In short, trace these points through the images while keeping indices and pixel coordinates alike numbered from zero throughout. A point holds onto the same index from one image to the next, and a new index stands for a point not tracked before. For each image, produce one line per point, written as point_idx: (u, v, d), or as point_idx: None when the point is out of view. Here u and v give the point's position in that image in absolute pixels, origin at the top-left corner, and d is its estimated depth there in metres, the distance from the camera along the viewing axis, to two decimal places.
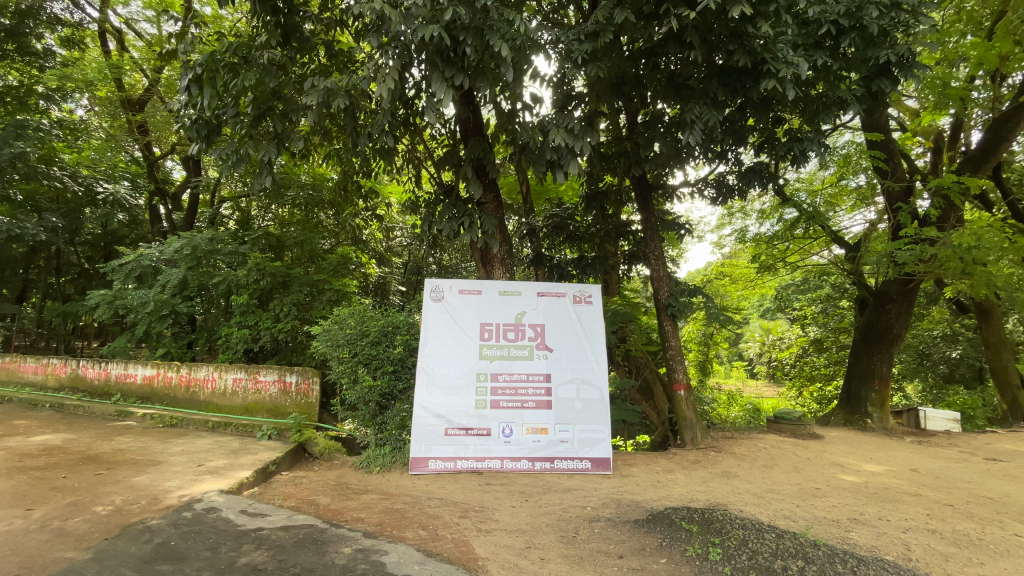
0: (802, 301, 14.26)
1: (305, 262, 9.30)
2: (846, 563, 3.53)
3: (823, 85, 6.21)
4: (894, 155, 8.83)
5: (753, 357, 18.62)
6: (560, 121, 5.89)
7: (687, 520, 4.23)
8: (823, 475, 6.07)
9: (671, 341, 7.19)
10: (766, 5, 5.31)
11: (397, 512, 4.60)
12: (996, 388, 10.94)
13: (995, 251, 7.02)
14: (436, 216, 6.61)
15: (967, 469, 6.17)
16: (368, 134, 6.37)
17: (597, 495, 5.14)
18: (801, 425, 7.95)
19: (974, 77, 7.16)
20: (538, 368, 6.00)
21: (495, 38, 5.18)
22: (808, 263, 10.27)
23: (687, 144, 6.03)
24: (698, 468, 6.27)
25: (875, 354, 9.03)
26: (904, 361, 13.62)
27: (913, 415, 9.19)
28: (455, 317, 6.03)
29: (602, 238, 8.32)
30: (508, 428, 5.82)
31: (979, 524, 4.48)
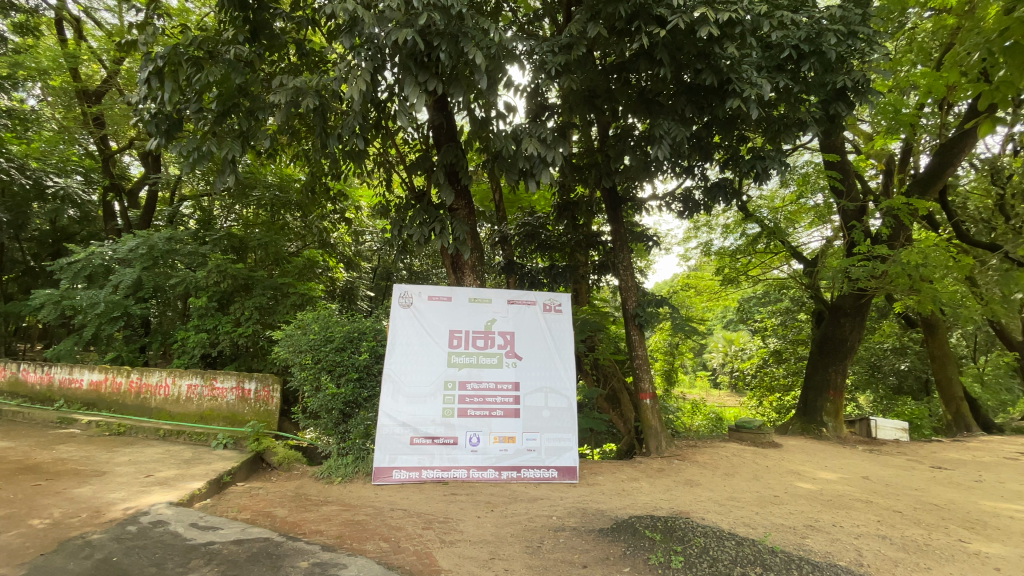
0: (763, 313, 14.75)
1: (269, 265, 9.03)
2: (801, 569, 3.63)
3: (784, 106, 6.48)
4: (850, 175, 9.23)
5: (716, 368, 19.12)
6: (532, 130, 5.92)
7: (650, 528, 4.26)
8: (781, 483, 6.24)
9: (638, 351, 7.28)
10: (732, 28, 5.49)
11: (358, 524, 4.47)
12: (941, 399, 11.52)
13: (941, 268, 7.41)
14: (407, 220, 6.56)
15: (914, 477, 6.46)
16: (338, 135, 6.24)
17: (562, 504, 5.13)
18: (761, 433, 8.19)
19: (923, 105, 7.61)
20: (506, 376, 5.97)
21: (470, 46, 5.22)
22: (769, 277, 10.65)
23: (656, 158, 6.15)
24: (662, 476, 6.36)
25: (829, 365, 9.39)
26: (856, 373, 14.46)
27: (865, 424, 9.59)
28: (424, 324, 5.94)
29: (573, 248, 8.42)
30: (475, 437, 5.77)
31: (926, 530, 4.69)
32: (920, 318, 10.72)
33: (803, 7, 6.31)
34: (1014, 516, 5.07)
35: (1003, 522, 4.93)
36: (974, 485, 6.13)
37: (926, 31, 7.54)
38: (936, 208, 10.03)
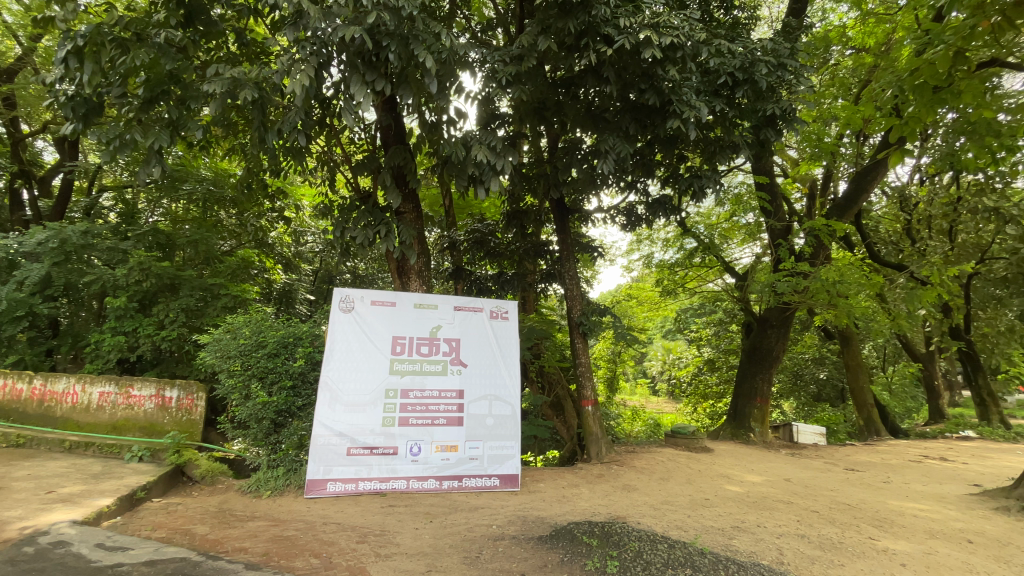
0: (698, 324, 15.53)
1: (199, 264, 8.46)
2: (727, 568, 3.80)
3: (720, 129, 6.84)
4: (778, 198, 9.85)
5: (655, 375, 19.83)
6: (482, 138, 5.91)
7: (588, 534, 4.30)
8: (711, 486, 6.54)
9: (581, 359, 7.42)
10: (674, 52, 5.72)
11: (287, 540, 4.23)
12: (854, 406, 12.55)
13: (856, 286, 8.10)
14: (351, 222, 6.34)
15: (829, 479, 6.97)
16: (278, 130, 5.94)
17: (503, 513, 5.11)
18: (695, 438, 8.54)
19: (842, 136, 8.30)
20: (450, 384, 5.89)
21: (420, 48, 5.14)
22: (705, 290, 11.24)
23: (602, 172, 6.32)
24: (601, 482, 6.48)
25: (757, 374, 9.95)
26: (781, 381, 15.60)
27: (788, 429, 10.25)
28: (366, 329, 5.74)
29: (521, 256, 8.46)
30: (416, 447, 5.64)
31: (839, 529, 5.07)
32: (837, 330, 11.63)
33: (738, 38, 6.76)
34: (914, 514, 5.57)
35: (905, 520, 5.39)
36: (881, 485, 6.68)
37: (847, 67, 8.25)
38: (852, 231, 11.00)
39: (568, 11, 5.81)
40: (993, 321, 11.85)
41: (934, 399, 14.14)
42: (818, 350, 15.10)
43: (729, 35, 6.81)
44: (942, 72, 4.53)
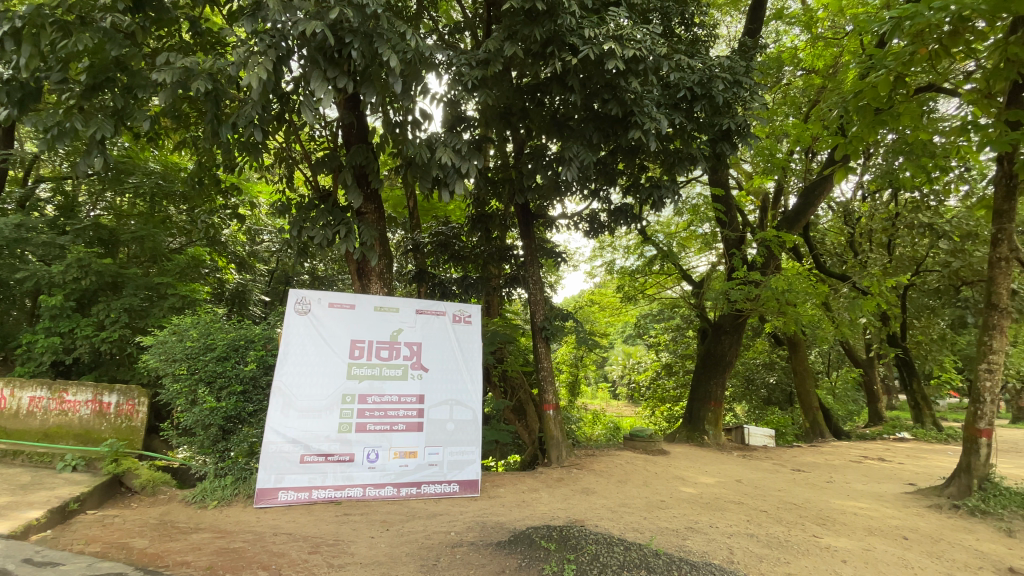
0: (657, 329, 16.02)
1: (145, 262, 8.03)
2: (680, 569, 3.88)
3: (679, 141, 7.03)
4: (734, 209, 10.13)
5: (615, 379, 20.19)
6: (447, 139, 5.87)
7: (546, 539, 4.29)
8: (667, 488, 6.69)
9: (543, 363, 7.46)
10: (636, 64, 5.85)
11: (233, 553, 4.04)
12: (801, 410, 13.12)
13: (803, 295, 8.53)
14: (309, 221, 6.14)
15: (777, 479, 7.26)
16: (232, 124, 5.69)
17: (461, 519, 5.05)
18: (652, 441, 8.75)
19: (792, 153, 8.72)
20: (411, 389, 5.79)
21: (383, 47, 5.05)
22: (663, 297, 11.57)
23: (566, 179, 6.40)
24: (560, 486, 6.52)
25: (711, 379, 10.26)
26: (734, 385, 16.19)
27: (740, 432, 10.64)
28: (323, 332, 5.56)
29: (485, 261, 8.45)
30: (373, 453, 5.50)
31: (786, 527, 5.29)
32: (786, 336, 12.19)
33: (697, 54, 7.01)
34: (854, 512, 5.87)
35: (847, 518, 5.67)
36: (825, 485, 7.02)
37: (798, 87, 8.71)
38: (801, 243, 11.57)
39: (535, 19, 5.86)
40: (927, 330, 12.71)
41: (874, 403, 14.95)
42: (768, 355, 15.84)
43: (688, 51, 7.05)
44: (882, 94, 4.90)
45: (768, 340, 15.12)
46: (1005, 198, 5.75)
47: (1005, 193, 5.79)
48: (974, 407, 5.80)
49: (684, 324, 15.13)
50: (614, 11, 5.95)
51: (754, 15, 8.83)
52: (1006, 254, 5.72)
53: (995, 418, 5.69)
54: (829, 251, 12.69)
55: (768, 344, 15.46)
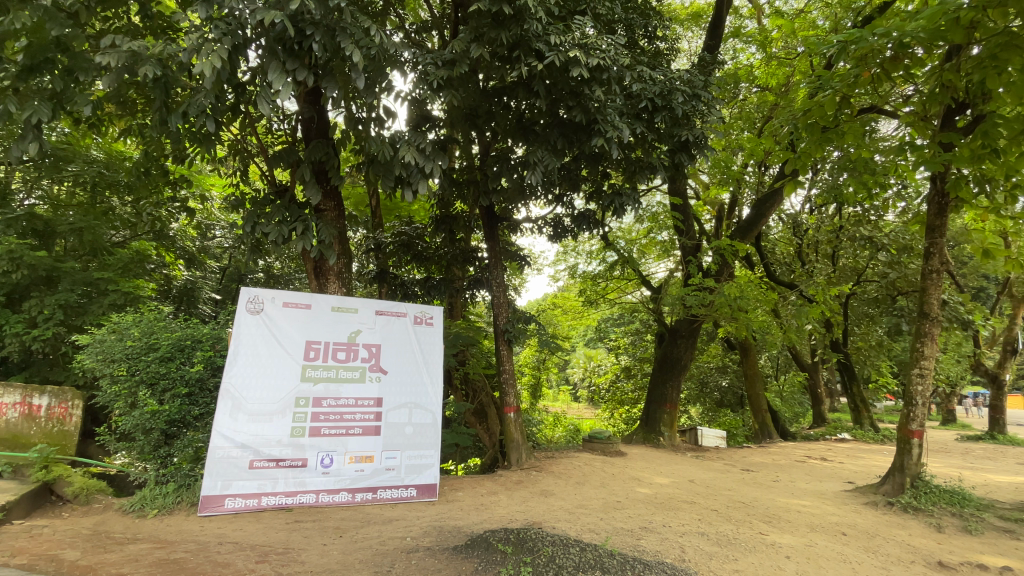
0: (616, 333, 16.40)
1: (84, 255, 7.58)
2: (634, 568, 3.93)
3: (641, 150, 7.22)
4: (691, 218, 10.41)
5: (575, 382, 20.47)
6: (411, 138, 5.77)
7: (502, 541, 4.24)
8: (624, 489, 6.82)
9: (505, 365, 7.46)
10: (601, 74, 5.95)
11: (174, 564, 3.82)
12: (751, 412, 13.65)
13: (754, 302, 8.93)
14: (263, 217, 5.88)
15: (728, 479, 7.53)
16: (182, 114, 5.39)
17: (418, 524, 4.97)
18: (610, 443, 8.92)
19: (747, 166, 9.12)
20: (368, 392, 5.64)
21: (347, 42, 4.90)
22: (624, 301, 11.89)
23: (530, 183, 6.44)
24: (519, 488, 6.53)
25: (668, 382, 10.51)
26: (689, 388, 16.71)
27: (694, 433, 11.00)
28: (276, 332, 5.34)
29: (449, 262, 8.43)
30: (328, 458, 5.34)
31: (735, 525, 5.48)
32: (738, 341, 12.65)
33: (659, 67, 7.23)
34: (798, 510, 6.16)
35: (791, 515, 5.95)
36: (772, 484, 7.34)
37: (753, 103, 9.13)
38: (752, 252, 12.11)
39: (501, 23, 5.89)
40: (867, 337, 13.44)
41: (818, 406, 15.72)
42: (721, 359, 16.48)
43: (650, 63, 7.26)
44: (829, 113, 5.23)
45: (720, 345, 15.73)
46: (937, 214, 6.20)
47: (937, 210, 6.25)
48: (907, 409, 6.21)
49: (643, 328, 15.50)
50: (579, 20, 6.03)
51: (713, 32, 9.19)
52: (937, 267, 6.16)
53: (925, 419, 6.11)
54: (778, 260, 13.27)
55: (721, 348, 16.08)
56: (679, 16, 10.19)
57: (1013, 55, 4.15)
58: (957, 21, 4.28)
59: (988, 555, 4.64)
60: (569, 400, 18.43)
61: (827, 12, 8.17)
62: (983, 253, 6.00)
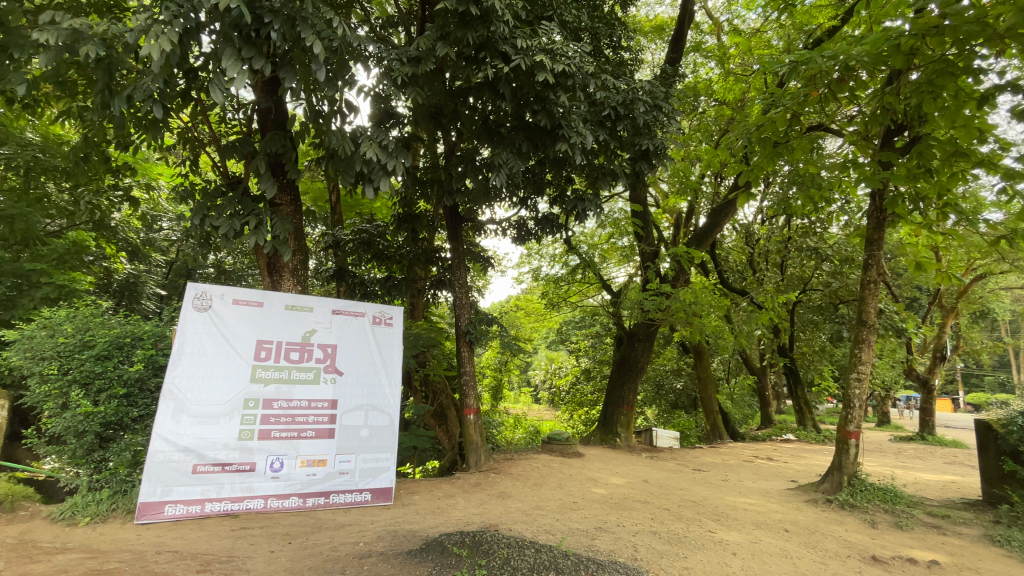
0: (577, 335, 16.72)
1: (14, 245, 7.07)
2: (588, 568, 3.97)
3: (603, 157, 7.35)
4: (650, 225, 10.62)
5: (537, 384, 20.65)
6: (373, 134, 5.64)
7: (458, 545, 4.17)
8: (580, 490, 6.89)
9: (465, 367, 7.42)
10: (566, 80, 6.00)
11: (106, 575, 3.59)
12: (703, 413, 14.09)
13: (708, 307, 9.27)
14: (213, 209, 5.59)
15: (681, 479, 7.75)
16: (126, 97, 5.07)
17: (372, 529, 4.85)
18: (568, 444, 9.01)
19: (704, 176, 9.45)
20: (322, 394, 5.47)
21: (307, 31, 4.69)
22: (585, 304, 12.19)
23: (494, 185, 6.43)
24: (477, 491, 6.49)
25: (625, 384, 10.71)
26: (646, 390, 17.14)
27: (649, 434, 11.25)
28: (224, 331, 5.11)
29: (411, 262, 8.37)
30: (278, 462, 5.14)
31: (686, 524, 5.64)
32: (692, 345, 13.04)
33: (622, 76, 7.38)
34: (745, 508, 6.40)
35: (739, 513, 6.17)
36: (721, 483, 7.60)
37: (711, 116, 9.47)
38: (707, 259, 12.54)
39: (467, 23, 5.87)
40: (811, 342, 14.18)
41: (765, 407, 16.39)
42: (675, 362, 16.98)
43: (614, 72, 7.39)
44: (780, 129, 5.48)
45: (675, 349, 16.22)
46: (876, 228, 6.60)
47: (876, 224, 6.65)
48: (846, 411, 6.56)
49: (602, 331, 15.77)
50: (546, 26, 6.06)
51: (675, 45, 9.46)
52: (875, 277, 6.55)
53: (862, 421, 6.47)
54: (731, 268, 13.76)
55: (676, 352, 16.58)
56: (642, 28, 10.44)
57: (946, 81, 4.47)
58: (899, 47, 4.56)
59: (916, 550, 4.95)
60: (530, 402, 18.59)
61: (781, 32, 8.56)
62: (916, 266, 6.43)
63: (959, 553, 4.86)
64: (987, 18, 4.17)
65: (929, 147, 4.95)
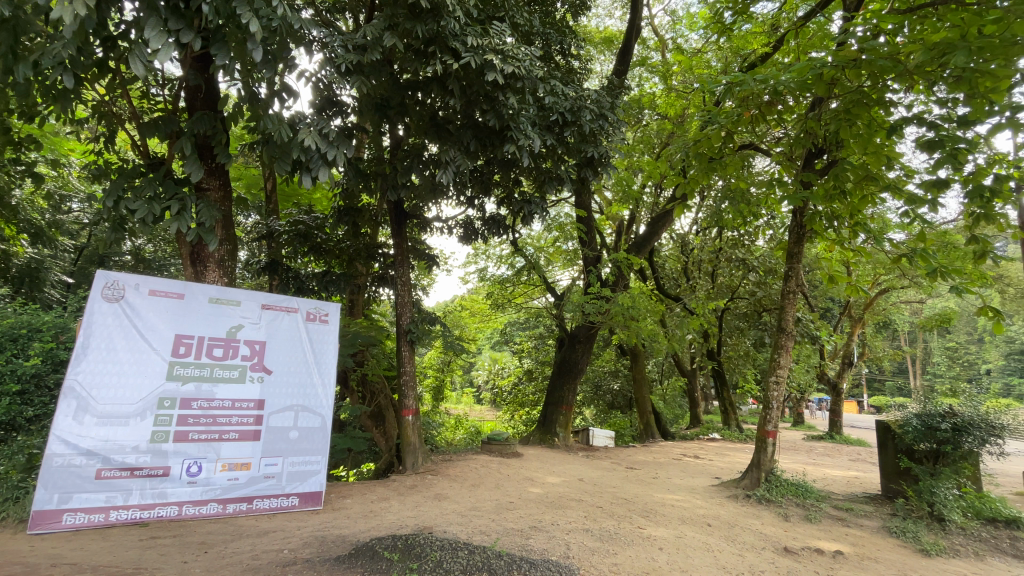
0: (521, 337, 16.84)
1: None
2: (521, 568, 3.96)
3: (551, 161, 7.36)
4: (593, 230, 10.84)
5: (479, 385, 20.66)
6: (313, 122, 5.38)
7: (389, 549, 4.04)
8: (517, 489, 6.91)
9: (405, 367, 7.27)
10: (515, 82, 6.00)
11: None
12: (638, 413, 14.56)
13: (644, 312, 9.60)
14: (129, 191, 5.14)
15: (615, 477, 7.95)
16: (30, 63, 4.57)
17: (298, 535, 4.62)
18: (506, 444, 9.04)
19: (645, 186, 9.78)
20: (248, 394, 5.16)
21: (243, 7, 4.37)
22: (530, 306, 12.28)
23: (441, 182, 6.32)
24: (412, 493, 6.36)
25: (565, 385, 10.87)
26: (584, 391, 17.51)
27: (586, 434, 11.49)
28: (138, 324, 4.71)
29: (351, 257, 8.10)
30: (195, 466, 4.81)
31: (618, 521, 5.77)
32: (629, 347, 13.45)
33: (571, 83, 7.48)
34: (672, 504, 6.65)
35: (666, 509, 6.40)
36: (652, 481, 7.87)
37: (654, 129, 9.82)
38: (646, 265, 12.99)
39: (417, 15, 5.71)
40: (736, 347, 15.00)
41: (693, 408, 17.14)
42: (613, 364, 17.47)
43: (563, 79, 7.48)
44: (715, 145, 5.75)
45: (613, 351, 16.69)
46: (796, 243, 7.04)
47: (797, 238, 7.07)
48: (765, 412, 6.95)
49: (545, 333, 15.98)
50: (497, 27, 6.00)
51: (622, 58, 9.71)
52: (794, 288, 6.99)
53: (779, 421, 6.87)
54: (668, 275, 14.30)
55: (613, 354, 17.06)
56: (592, 39, 10.70)
57: (861, 111, 4.81)
58: (821, 76, 4.89)
59: (823, 541, 5.32)
60: (471, 402, 18.58)
61: (719, 54, 9.00)
62: (830, 278, 6.93)
63: (860, 544, 5.26)
64: (898, 55, 4.54)
65: (845, 170, 5.36)
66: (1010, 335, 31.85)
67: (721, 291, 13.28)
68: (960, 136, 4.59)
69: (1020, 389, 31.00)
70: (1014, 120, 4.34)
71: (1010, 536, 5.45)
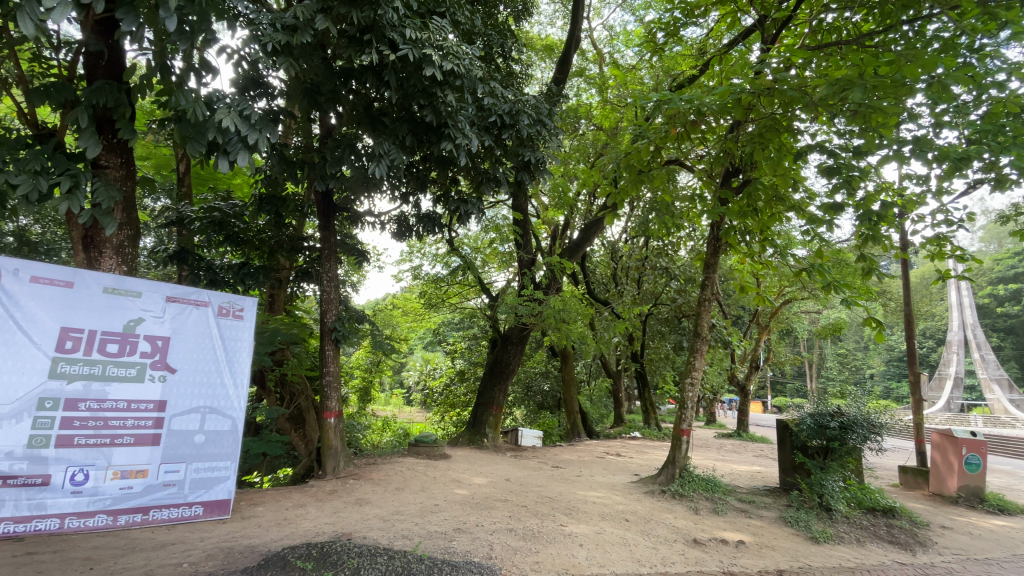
0: (454, 338, 16.74)
1: None
2: (442, 572, 3.88)
3: (489, 162, 7.31)
4: (529, 234, 10.91)
5: (410, 387, 20.28)
6: (234, 102, 4.99)
7: (302, 558, 3.82)
8: (442, 492, 6.80)
9: (329, 367, 6.94)
10: (454, 79, 5.92)
11: None
12: (565, 414, 14.84)
13: (575, 315, 9.80)
14: (9, 163, 4.57)
15: (541, 477, 8.03)
16: None
17: (201, 547, 4.27)
18: (434, 446, 8.90)
19: (580, 193, 9.99)
20: (147, 394, 4.70)
21: None
22: (464, 306, 12.20)
23: (373, 176, 6.08)
24: (331, 498, 6.09)
25: (495, 386, 10.86)
26: (515, 391, 17.64)
27: (515, 434, 11.54)
28: (15, 315, 4.16)
29: (273, 248, 7.65)
30: (81, 475, 4.33)
31: (541, 520, 5.83)
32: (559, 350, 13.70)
33: (511, 87, 7.51)
34: (595, 501, 6.82)
35: (588, 507, 6.55)
36: (576, 479, 8.04)
37: (591, 138, 10.07)
38: (577, 270, 13.30)
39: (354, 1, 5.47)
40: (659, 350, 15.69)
41: (617, 408, 17.75)
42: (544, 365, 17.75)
43: (502, 82, 7.48)
44: (644, 159, 5.99)
45: (544, 353, 16.96)
46: (714, 254, 7.44)
47: (715, 250, 7.47)
48: (681, 412, 7.30)
49: (479, 334, 15.95)
50: (438, 22, 5.87)
51: (562, 67, 9.88)
52: (710, 296, 7.41)
53: (693, 420, 7.24)
54: (598, 280, 14.76)
55: (545, 355, 17.34)
56: (534, 45, 10.84)
57: (774, 135, 5.15)
58: (740, 100, 5.19)
59: (728, 531, 5.66)
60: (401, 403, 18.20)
61: (652, 72, 9.39)
62: (742, 288, 7.41)
63: (761, 534, 5.65)
64: (806, 87, 4.92)
65: (758, 189, 5.78)
66: (892, 344, 35.65)
67: (647, 297, 13.85)
68: (854, 164, 5.04)
69: (898, 391, 34.74)
70: (898, 153, 4.85)
71: (886, 523, 6.07)
